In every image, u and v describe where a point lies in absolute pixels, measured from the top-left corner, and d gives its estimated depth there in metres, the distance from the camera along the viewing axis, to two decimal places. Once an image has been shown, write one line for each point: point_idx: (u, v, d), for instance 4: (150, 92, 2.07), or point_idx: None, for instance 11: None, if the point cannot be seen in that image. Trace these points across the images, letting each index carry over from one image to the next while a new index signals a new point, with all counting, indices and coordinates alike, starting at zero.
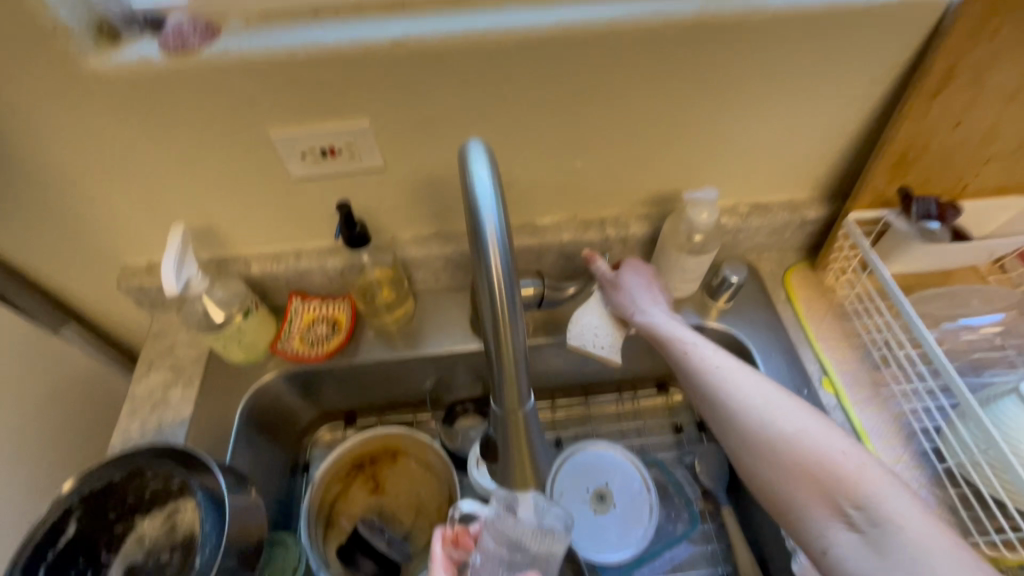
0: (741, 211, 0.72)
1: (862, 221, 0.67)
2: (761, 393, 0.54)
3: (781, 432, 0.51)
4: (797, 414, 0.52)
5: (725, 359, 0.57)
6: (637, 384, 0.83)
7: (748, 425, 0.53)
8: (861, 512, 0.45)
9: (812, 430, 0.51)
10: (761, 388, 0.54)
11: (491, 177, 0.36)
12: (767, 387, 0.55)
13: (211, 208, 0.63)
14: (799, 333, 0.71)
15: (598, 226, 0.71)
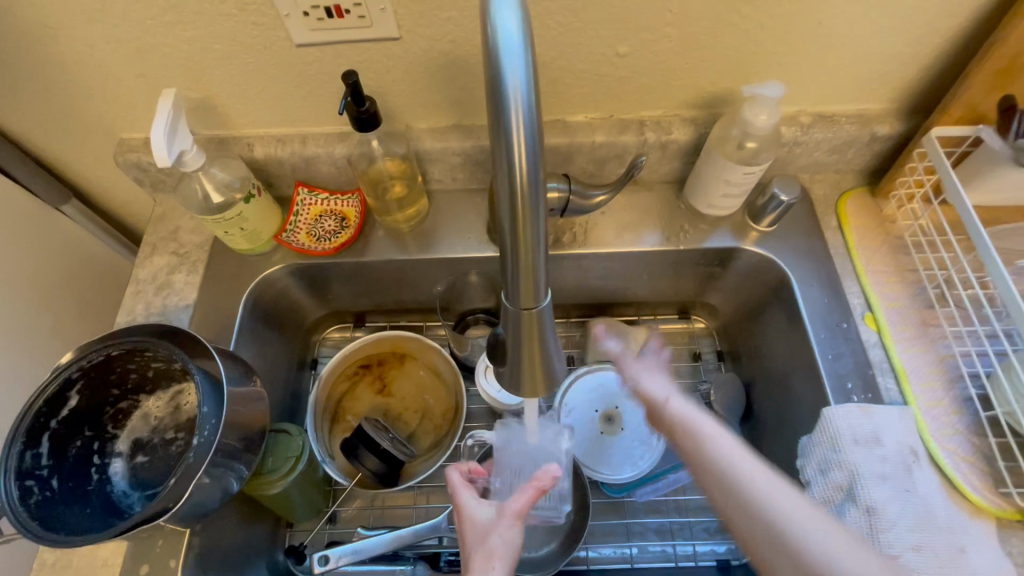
0: (803, 121, 0.63)
1: (946, 139, 0.58)
2: (750, 474, 0.39)
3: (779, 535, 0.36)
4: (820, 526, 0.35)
5: (718, 430, 0.42)
6: (657, 308, 0.79)
7: (770, 526, 0.36)
8: None
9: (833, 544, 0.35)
10: (749, 461, 0.40)
11: (518, 16, 0.27)
12: (747, 461, 0.40)
13: (207, 76, 0.57)
14: (846, 264, 0.64)
15: (637, 128, 0.63)
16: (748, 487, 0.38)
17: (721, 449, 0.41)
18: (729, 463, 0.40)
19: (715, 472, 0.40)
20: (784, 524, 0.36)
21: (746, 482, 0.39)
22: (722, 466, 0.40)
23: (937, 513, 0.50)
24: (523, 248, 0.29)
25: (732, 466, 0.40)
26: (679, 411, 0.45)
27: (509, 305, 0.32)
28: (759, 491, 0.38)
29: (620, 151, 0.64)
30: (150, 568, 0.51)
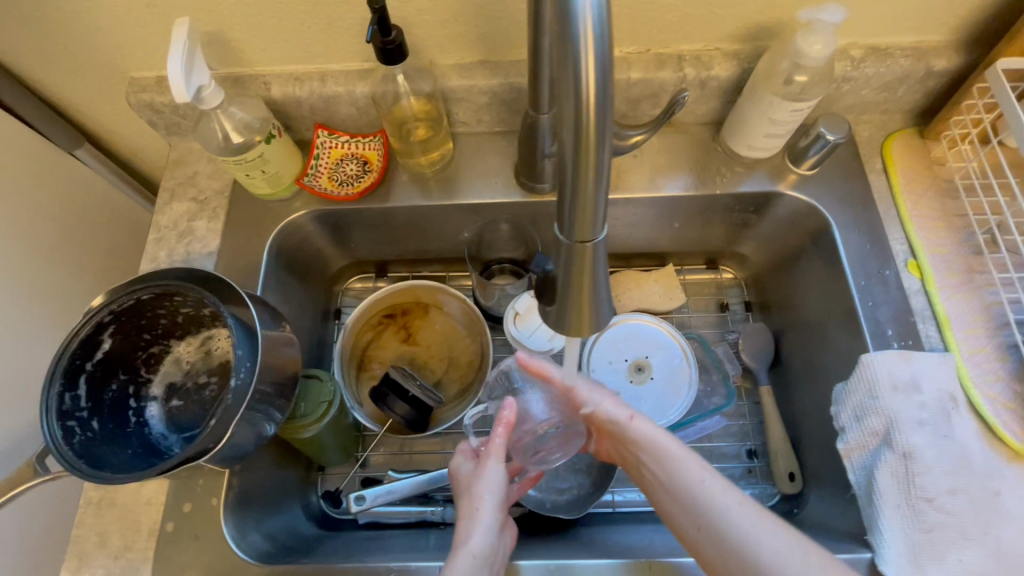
0: (854, 55, 0.59)
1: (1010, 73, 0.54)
2: (699, 483, 0.47)
3: (722, 526, 0.44)
4: (756, 522, 0.44)
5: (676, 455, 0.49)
6: (684, 258, 0.77)
7: (718, 545, 0.44)
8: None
9: (760, 526, 0.44)
10: (709, 475, 0.47)
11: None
12: (692, 463, 0.48)
13: (220, 6, 0.53)
14: (889, 209, 0.62)
15: (675, 64, 0.59)
16: (702, 490, 0.46)
17: (685, 458, 0.48)
18: (689, 470, 0.47)
19: (672, 491, 0.48)
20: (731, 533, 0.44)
21: (697, 487, 0.46)
22: (676, 489, 0.48)
23: (974, 459, 0.50)
24: (585, 177, 0.27)
25: (689, 475, 0.47)
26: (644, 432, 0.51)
27: (564, 238, 0.31)
28: (713, 500, 0.46)
29: (656, 89, 0.61)
30: (192, 506, 0.53)
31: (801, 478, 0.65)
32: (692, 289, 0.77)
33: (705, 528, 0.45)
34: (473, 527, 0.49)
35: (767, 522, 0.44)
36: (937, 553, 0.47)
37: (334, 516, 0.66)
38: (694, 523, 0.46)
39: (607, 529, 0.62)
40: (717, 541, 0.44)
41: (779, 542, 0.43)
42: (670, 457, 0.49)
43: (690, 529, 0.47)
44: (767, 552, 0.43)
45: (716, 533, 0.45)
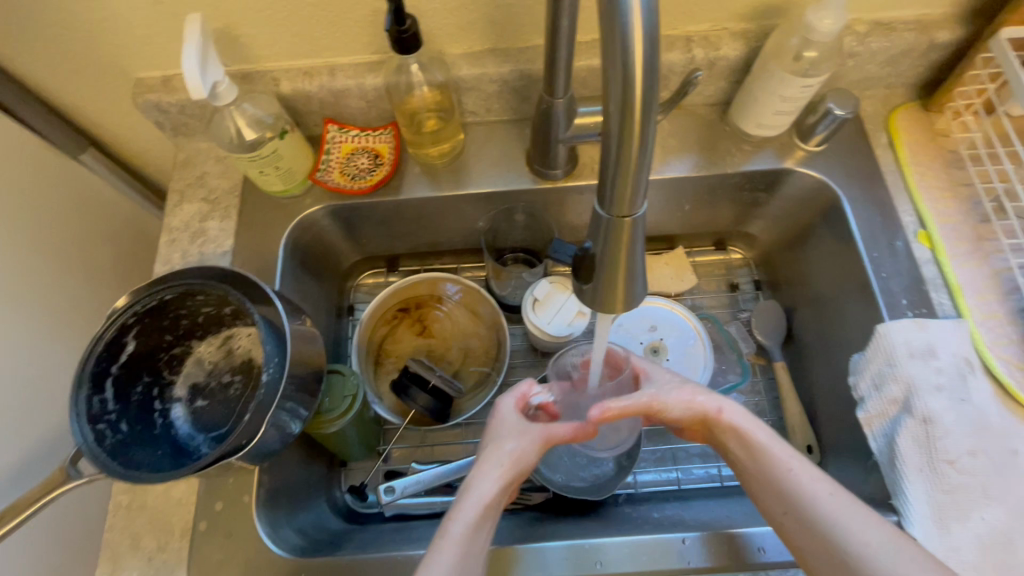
0: (859, 31, 0.59)
1: (1014, 42, 0.55)
2: (790, 469, 0.47)
3: (811, 508, 0.44)
4: (849, 510, 0.44)
5: (772, 445, 0.48)
6: (693, 240, 0.78)
7: (811, 535, 0.44)
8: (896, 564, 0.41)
9: (852, 514, 0.43)
10: (799, 464, 0.47)
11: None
12: (782, 453, 0.48)
13: (228, 2, 0.53)
14: (897, 181, 0.63)
15: (684, 45, 0.60)
16: (790, 480, 0.46)
17: (775, 448, 0.48)
18: (777, 458, 0.48)
19: (761, 478, 0.48)
20: (820, 513, 0.44)
21: (786, 473, 0.47)
22: (765, 477, 0.48)
23: (992, 421, 0.51)
24: (628, 147, 0.28)
25: (777, 464, 0.47)
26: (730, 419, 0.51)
27: (603, 213, 0.31)
28: (803, 487, 0.46)
29: (665, 72, 0.61)
30: (225, 504, 0.53)
31: (819, 449, 0.66)
32: (702, 270, 0.78)
33: (792, 511, 0.45)
34: (495, 480, 0.47)
35: (857, 509, 0.44)
36: (960, 513, 0.49)
37: (360, 510, 0.66)
38: (781, 509, 0.47)
39: (633, 509, 0.62)
40: (805, 522, 0.45)
41: (867, 525, 0.42)
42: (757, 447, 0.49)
43: (777, 514, 0.47)
44: (858, 539, 0.42)
45: (805, 517, 0.45)
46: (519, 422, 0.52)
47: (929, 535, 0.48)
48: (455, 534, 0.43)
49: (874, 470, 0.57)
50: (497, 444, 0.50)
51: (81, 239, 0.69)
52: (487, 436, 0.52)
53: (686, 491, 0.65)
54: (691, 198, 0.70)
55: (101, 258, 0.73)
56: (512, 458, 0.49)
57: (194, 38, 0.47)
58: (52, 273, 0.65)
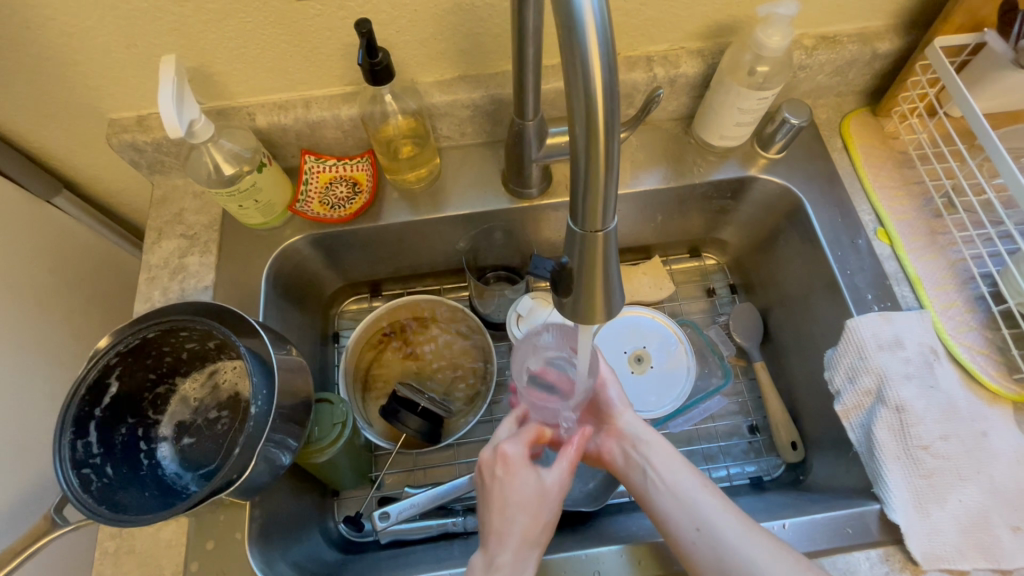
0: (806, 45, 0.63)
1: (948, 49, 0.59)
2: (699, 493, 0.52)
3: (722, 529, 0.49)
4: (748, 536, 0.48)
5: (684, 466, 0.55)
6: (668, 249, 0.80)
7: (714, 544, 0.49)
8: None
9: (753, 537, 0.48)
10: (704, 491, 0.52)
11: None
12: (695, 478, 0.54)
13: (202, 43, 0.54)
14: (854, 183, 0.66)
15: (645, 65, 0.63)
16: (700, 494, 0.52)
17: (688, 472, 0.55)
18: (690, 477, 0.54)
19: (669, 493, 0.53)
20: (729, 538, 0.48)
21: (699, 492, 0.52)
22: (677, 490, 0.53)
23: (960, 406, 0.54)
24: (595, 166, 0.30)
25: (688, 482, 0.54)
26: (647, 437, 0.58)
27: (576, 228, 0.33)
28: (711, 503, 0.51)
29: (629, 90, 0.64)
30: (216, 543, 0.52)
31: (802, 445, 0.68)
32: (679, 278, 0.81)
33: (702, 524, 0.50)
34: (532, 561, 0.50)
35: (766, 535, 0.48)
36: (937, 496, 0.51)
37: (356, 541, 0.65)
38: (692, 523, 0.50)
39: (628, 517, 0.63)
40: (714, 535, 0.49)
41: (766, 546, 0.47)
42: (682, 468, 0.55)
43: (687, 532, 0.50)
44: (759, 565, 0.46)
45: (714, 532, 0.49)
46: (537, 483, 0.53)
47: (910, 519, 0.50)
48: None
49: (856, 461, 0.59)
50: (521, 516, 0.51)
51: (57, 281, 0.69)
52: (500, 499, 0.52)
53: None
54: (662, 208, 0.72)
55: (77, 299, 0.72)
56: (543, 528, 0.52)
57: (170, 80, 0.48)
58: (28, 320, 0.64)
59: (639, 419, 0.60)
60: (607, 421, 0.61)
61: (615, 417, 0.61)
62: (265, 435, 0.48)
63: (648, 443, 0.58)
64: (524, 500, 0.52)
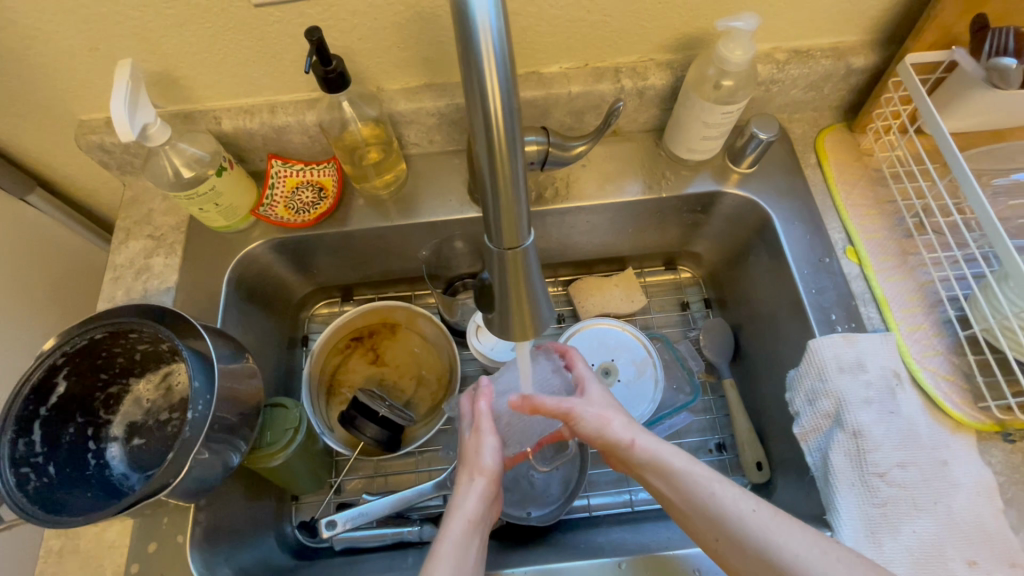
0: (777, 58, 0.62)
1: (920, 67, 0.58)
2: (710, 498, 0.44)
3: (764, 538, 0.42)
4: (779, 536, 0.41)
5: (691, 464, 0.47)
6: (644, 260, 0.80)
7: (743, 555, 0.42)
8: None
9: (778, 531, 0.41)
10: (721, 486, 0.45)
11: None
12: (702, 475, 0.46)
13: (164, 47, 0.54)
14: (825, 200, 0.65)
15: (612, 76, 0.62)
16: (713, 499, 0.44)
17: (695, 472, 0.46)
18: (697, 480, 0.45)
19: (683, 504, 0.46)
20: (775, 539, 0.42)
21: (710, 498, 0.44)
22: (687, 504, 0.46)
23: (921, 432, 0.52)
24: (501, 185, 0.29)
25: (698, 484, 0.45)
26: (645, 447, 0.49)
27: (493, 245, 0.32)
28: (725, 508, 0.43)
29: (597, 101, 0.64)
30: (157, 546, 0.52)
31: (769, 466, 0.67)
32: (654, 291, 0.81)
33: (722, 535, 0.43)
34: (473, 496, 0.50)
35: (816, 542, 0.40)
36: (891, 525, 0.49)
37: (310, 546, 0.65)
38: (712, 535, 0.44)
39: (583, 534, 0.62)
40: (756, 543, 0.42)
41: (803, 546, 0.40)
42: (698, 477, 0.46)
43: (710, 541, 0.45)
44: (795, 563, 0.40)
45: (738, 546, 0.42)
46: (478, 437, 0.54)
47: (859, 548, 0.49)
48: (439, 552, 0.46)
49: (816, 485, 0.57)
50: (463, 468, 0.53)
51: (27, 277, 0.69)
52: (459, 457, 0.55)
53: (639, 512, 0.65)
54: (631, 219, 0.72)
55: (48, 295, 0.72)
56: (486, 472, 0.51)
57: (123, 84, 0.49)
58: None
59: (624, 424, 0.51)
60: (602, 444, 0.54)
61: (601, 440, 0.52)
62: (202, 439, 0.47)
63: (647, 450, 0.49)
64: (470, 450, 0.54)
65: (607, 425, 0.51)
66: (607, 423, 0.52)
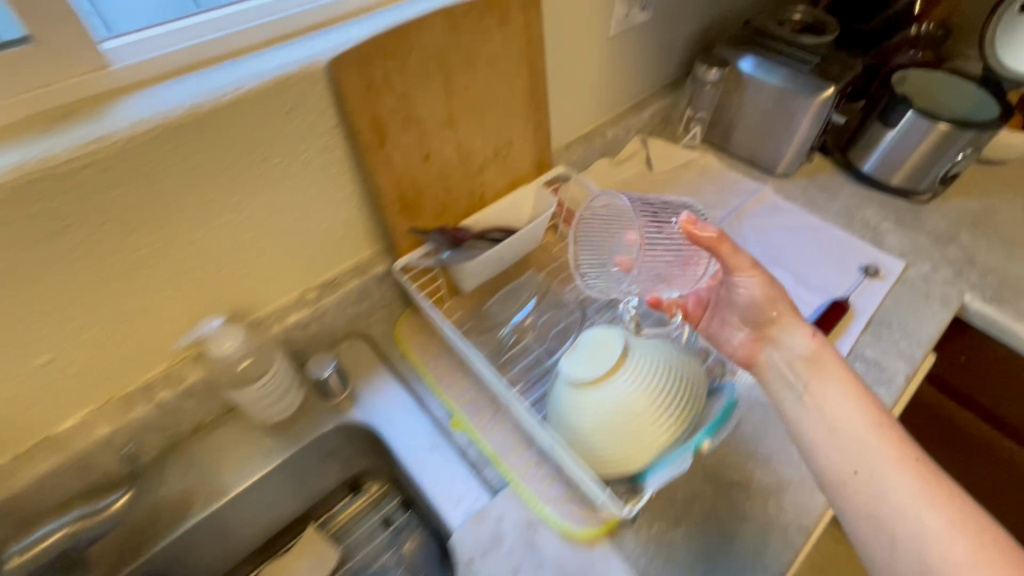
0: (310, 298, 0.68)
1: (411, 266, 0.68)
2: (840, 433, 0.49)
3: (889, 479, 0.46)
4: (902, 485, 0.46)
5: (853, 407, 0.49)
6: (326, 496, 0.74)
7: (872, 507, 0.46)
8: (861, 483, 0.47)
9: (903, 471, 0.46)
10: (857, 418, 0.49)
11: None
12: (859, 407, 0.49)
13: None
14: (421, 386, 0.70)
15: (146, 395, 0.59)
16: (850, 433, 0.49)
17: (838, 399, 0.50)
18: (861, 418, 0.49)
19: (840, 437, 0.49)
20: (899, 518, 0.45)
21: (862, 444, 0.48)
22: (838, 433, 0.49)
23: (567, 567, 0.56)
24: None
25: (862, 436, 0.48)
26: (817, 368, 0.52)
27: None
28: (868, 439, 0.48)
29: (144, 423, 0.59)
30: None
31: None
32: (352, 525, 0.74)
33: (863, 471, 0.47)
34: None
35: (919, 495, 0.45)
36: None
37: None
38: (850, 470, 0.48)
39: None
40: (876, 483, 0.46)
41: (946, 515, 0.44)
42: (829, 407, 0.50)
43: (848, 477, 0.48)
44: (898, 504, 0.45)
45: (879, 479, 0.46)
46: None
47: None
48: None
49: None
50: None
51: None
52: None
53: None
54: (266, 493, 0.66)
55: None
56: None
57: None
58: None
59: (804, 333, 0.54)
60: (764, 327, 0.56)
61: (769, 319, 0.55)
62: None
63: (818, 353, 0.53)
64: None
65: (774, 314, 0.55)
66: (752, 306, 0.56)
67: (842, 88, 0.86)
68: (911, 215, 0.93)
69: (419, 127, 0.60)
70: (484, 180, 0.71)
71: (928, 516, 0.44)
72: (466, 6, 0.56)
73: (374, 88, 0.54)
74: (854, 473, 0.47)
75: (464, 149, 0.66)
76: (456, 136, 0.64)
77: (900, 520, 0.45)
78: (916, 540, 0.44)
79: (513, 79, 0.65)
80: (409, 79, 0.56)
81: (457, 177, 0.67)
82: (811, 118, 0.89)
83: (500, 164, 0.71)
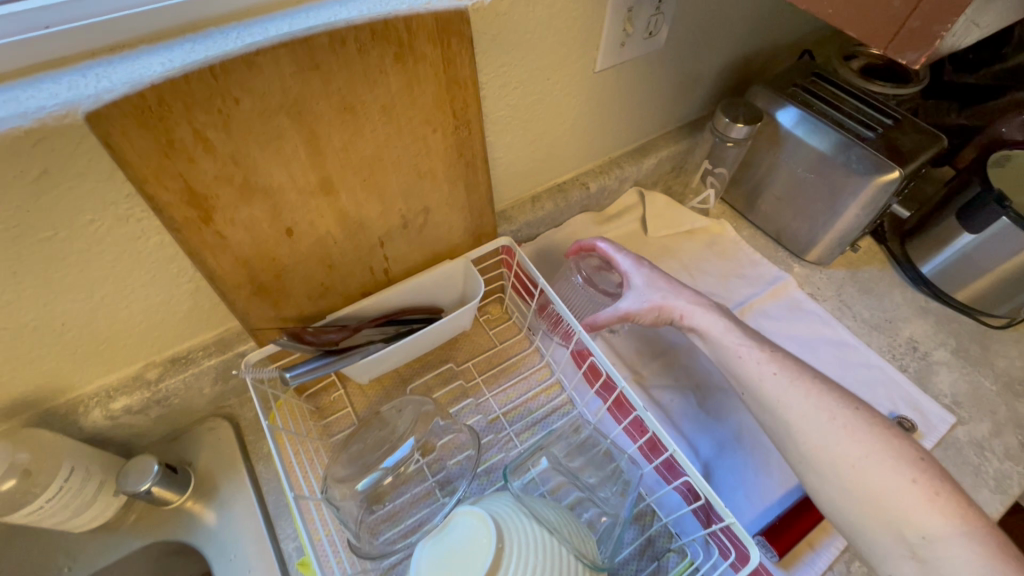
0: (150, 378, 0.53)
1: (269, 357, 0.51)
2: (738, 360, 0.51)
3: (758, 388, 0.50)
4: (787, 395, 0.48)
5: (729, 339, 0.52)
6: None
7: (761, 409, 0.50)
8: (747, 395, 0.51)
9: (792, 398, 0.48)
10: (737, 349, 0.52)
11: None
12: (734, 345, 0.52)
13: None
14: (280, 497, 0.57)
15: None
16: (754, 382, 0.50)
17: (730, 338, 0.53)
18: (730, 346, 0.52)
19: (722, 367, 0.53)
20: (780, 415, 0.48)
21: (738, 360, 0.51)
22: (721, 361, 0.53)
23: None
24: None
25: (732, 351, 0.52)
26: (694, 322, 0.55)
27: None
28: (751, 372, 0.50)
29: None
30: None
31: None
32: None
33: (746, 391, 0.51)
34: None
35: (788, 390, 0.48)
36: None
37: None
38: (739, 389, 0.52)
39: None
40: (757, 400, 0.50)
41: (805, 406, 0.47)
42: (711, 336, 0.54)
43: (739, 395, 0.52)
44: (793, 421, 0.47)
45: (756, 396, 0.50)
46: None
47: None
48: None
49: None
50: None
51: None
52: None
53: None
54: None
55: None
56: None
57: None
58: None
59: (682, 301, 0.55)
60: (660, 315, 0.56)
61: (664, 312, 0.55)
62: None
63: (691, 318, 0.55)
64: None
65: (660, 304, 0.55)
66: (640, 310, 0.55)
67: (911, 171, 0.63)
68: (977, 346, 0.70)
69: (269, 198, 0.43)
70: (387, 254, 0.54)
71: (816, 438, 0.46)
72: (335, 36, 0.38)
73: (177, 156, 0.37)
74: (741, 391, 0.51)
75: (351, 221, 0.49)
76: (336, 207, 0.47)
77: (796, 436, 0.47)
78: (824, 438, 0.45)
79: (426, 136, 0.47)
80: (240, 142, 0.39)
81: (341, 253, 0.51)
82: (861, 205, 0.66)
83: (410, 236, 0.54)
